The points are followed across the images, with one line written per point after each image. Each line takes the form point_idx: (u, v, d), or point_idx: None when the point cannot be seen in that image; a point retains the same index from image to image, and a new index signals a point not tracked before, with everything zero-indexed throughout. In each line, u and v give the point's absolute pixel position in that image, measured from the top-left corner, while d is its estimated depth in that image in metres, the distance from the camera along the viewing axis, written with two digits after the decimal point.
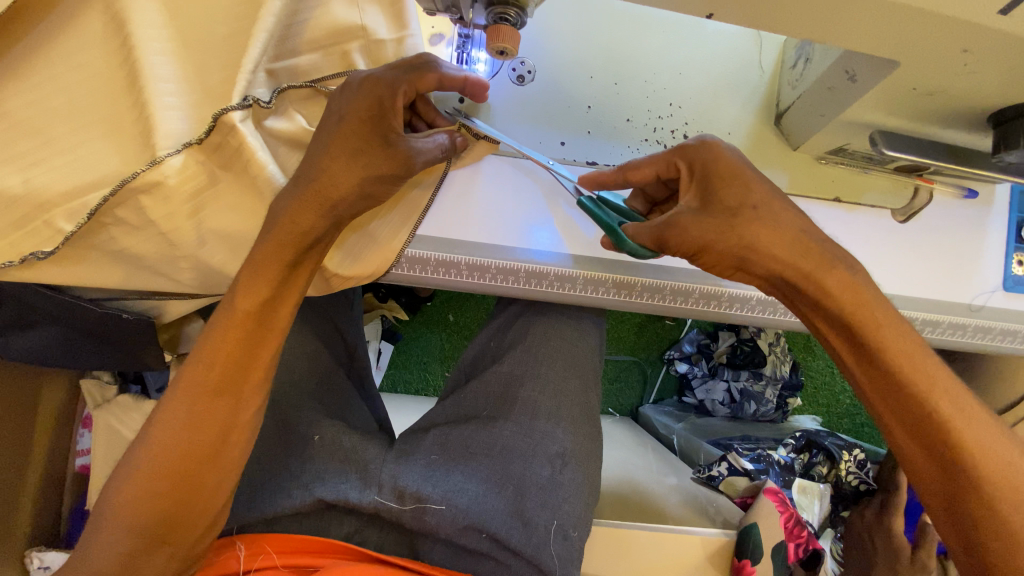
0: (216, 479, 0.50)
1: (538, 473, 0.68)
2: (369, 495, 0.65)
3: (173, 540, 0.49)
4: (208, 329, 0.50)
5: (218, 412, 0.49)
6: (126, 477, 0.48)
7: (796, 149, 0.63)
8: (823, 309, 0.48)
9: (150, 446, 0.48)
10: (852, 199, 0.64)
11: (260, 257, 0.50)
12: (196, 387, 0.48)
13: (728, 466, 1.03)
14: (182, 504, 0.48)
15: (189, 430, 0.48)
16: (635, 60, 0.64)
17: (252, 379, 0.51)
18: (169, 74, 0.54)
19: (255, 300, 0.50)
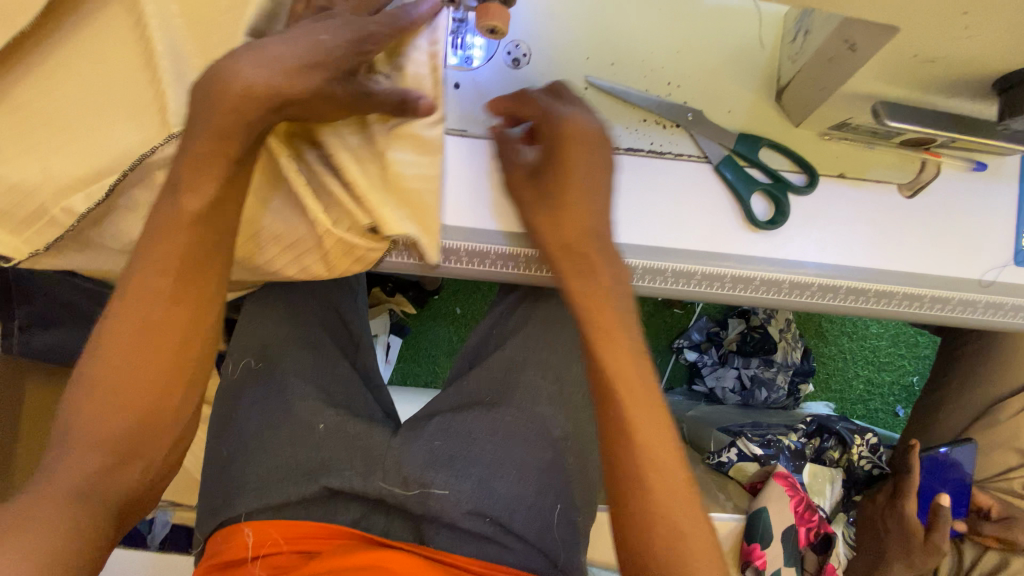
0: (185, 388, 0.47)
1: (541, 459, 0.68)
2: (373, 481, 0.66)
3: (144, 449, 0.46)
4: (150, 230, 0.45)
5: (178, 315, 0.46)
6: (82, 388, 0.44)
7: (797, 126, 0.62)
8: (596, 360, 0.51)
9: (105, 357, 0.44)
10: (857, 175, 0.63)
11: (202, 150, 0.45)
12: (149, 294, 0.45)
13: (738, 451, 1.04)
14: (151, 412, 0.46)
15: (148, 338, 0.45)
16: (632, 40, 0.63)
17: (208, 277, 0.47)
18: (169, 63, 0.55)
19: (200, 197, 0.45)
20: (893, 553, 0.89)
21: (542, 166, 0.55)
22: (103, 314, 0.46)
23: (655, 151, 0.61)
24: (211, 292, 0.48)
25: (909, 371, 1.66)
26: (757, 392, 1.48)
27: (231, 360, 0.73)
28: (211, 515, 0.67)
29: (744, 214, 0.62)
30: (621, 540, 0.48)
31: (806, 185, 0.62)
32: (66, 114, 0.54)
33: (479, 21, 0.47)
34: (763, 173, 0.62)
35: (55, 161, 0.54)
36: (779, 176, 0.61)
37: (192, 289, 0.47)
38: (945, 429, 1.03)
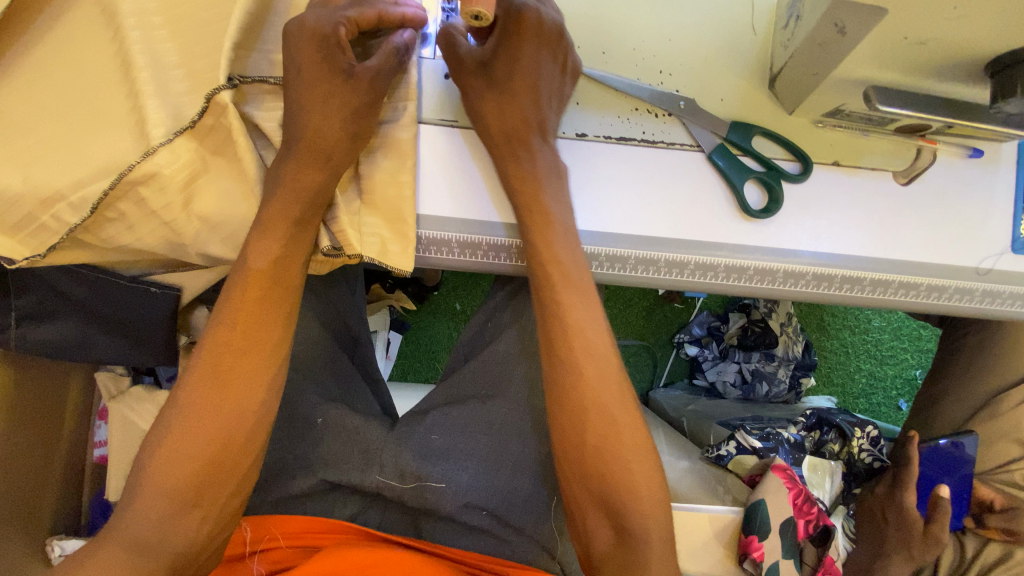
0: (246, 441, 0.53)
1: (537, 451, 0.68)
2: (371, 474, 0.66)
3: (205, 500, 0.51)
4: (225, 297, 0.55)
5: (241, 371, 0.53)
6: (158, 441, 0.51)
7: (791, 113, 0.62)
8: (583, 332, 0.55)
9: (181, 413, 0.52)
10: (851, 163, 0.62)
11: (269, 218, 0.56)
12: (219, 354, 0.53)
13: (737, 444, 1.04)
14: (215, 461, 0.51)
15: (216, 394, 0.52)
16: (624, 28, 0.62)
17: (270, 338, 0.55)
18: (158, 64, 0.55)
19: (266, 260, 0.55)
20: (892, 545, 0.89)
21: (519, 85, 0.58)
22: (181, 375, 0.53)
23: (648, 140, 0.61)
24: (269, 348, 0.55)
25: (912, 364, 1.65)
26: (758, 387, 1.48)
27: None
28: None
29: (737, 202, 0.61)
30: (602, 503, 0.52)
31: (800, 173, 0.62)
32: (61, 118, 0.55)
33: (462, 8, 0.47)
34: (755, 161, 0.62)
35: (48, 163, 0.55)
36: (771, 164, 0.61)
37: (257, 348, 0.54)
38: (945, 420, 1.02)
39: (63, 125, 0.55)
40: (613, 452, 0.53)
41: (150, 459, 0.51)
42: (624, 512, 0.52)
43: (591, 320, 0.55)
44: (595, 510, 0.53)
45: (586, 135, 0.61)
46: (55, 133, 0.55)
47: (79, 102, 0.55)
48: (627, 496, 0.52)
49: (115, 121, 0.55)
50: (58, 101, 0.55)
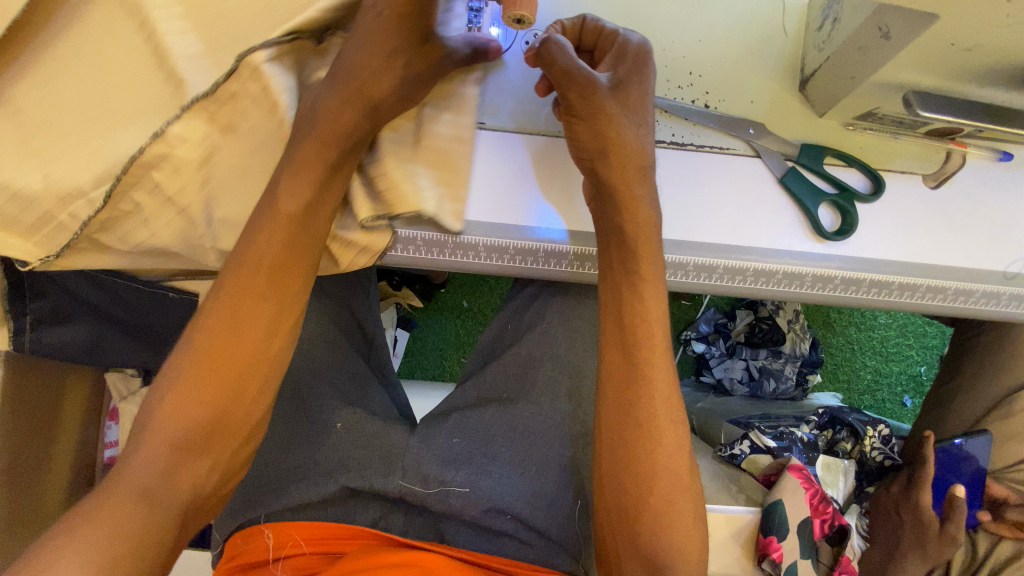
0: (261, 379, 0.52)
1: (560, 454, 0.68)
2: (392, 479, 0.65)
3: (215, 443, 0.50)
4: (253, 231, 0.53)
5: (262, 311, 0.52)
6: (174, 378, 0.49)
7: (822, 116, 0.61)
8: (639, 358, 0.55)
9: (197, 344, 0.50)
10: (884, 166, 0.62)
11: (301, 156, 0.53)
12: (244, 289, 0.51)
13: (751, 444, 1.04)
14: (229, 399, 0.50)
15: (237, 329, 0.51)
16: (654, 28, 0.61)
17: (297, 276, 0.54)
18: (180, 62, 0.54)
19: (297, 201, 0.53)
20: (908, 544, 0.90)
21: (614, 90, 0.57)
22: (200, 306, 0.52)
23: (676, 143, 0.60)
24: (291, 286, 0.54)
25: (917, 361, 1.65)
26: (766, 384, 1.47)
27: None
28: (232, 515, 0.67)
29: (810, 223, 0.60)
30: (636, 530, 0.53)
31: (872, 192, 0.61)
32: (79, 116, 0.53)
33: (504, 11, 0.46)
34: (829, 183, 0.61)
35: (68, 163, 0.53)
36: (845, 185, 0.60)
37: (280, 288, 0.53)
38: (957, 418, 1.02)
39: (81, 122, 0.53)
40: (649, 474, 0.53)
41: (164, 396, 0.49)
42: (654, 517, 0.52)
43: (639, 341, 0.55)
44: (627, 515, 0.53)
45: None
46: (74, 131, 0.53)
47: (96, 100, 0.53)
48: (659, 518, 0.52)
49: (135, 120, 0.54)
50: (74, 99, 0.53)
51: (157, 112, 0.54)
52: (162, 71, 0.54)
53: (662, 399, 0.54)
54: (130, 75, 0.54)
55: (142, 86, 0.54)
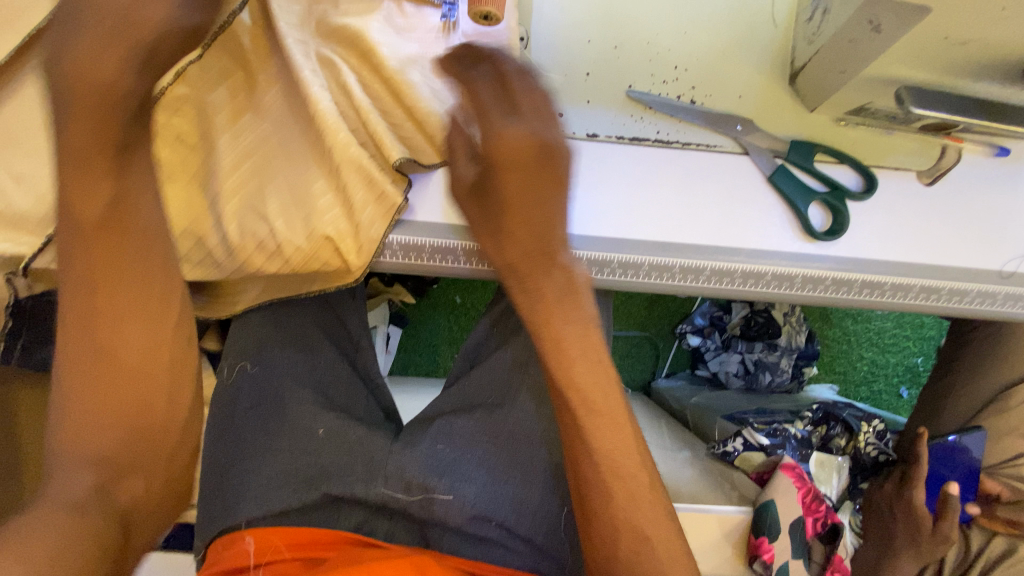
0: (167, 364, 0.51)
1: (547, 460, 0.67)
2: (375, 487, 0.64)
3: (140, 469, 0.50)
4: (67, 249, 0.47)
5: (139, 289, 0.48)
6: (58, 414, 0.48)
7: (812, 111, 0.59)
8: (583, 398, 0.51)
9: (66, 393, 0.47)
10: (875, 162, 0.59)
11: (78, 149, 0.44)
12: (92, 274, 0.47)
13: (744, 441, 1.03)
14: (140, 400, 0.49)
15: (122, 326, 0.48)
16: (637, 21, 0.59)
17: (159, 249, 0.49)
18: None
19: (95, 204, 0.46)
20: (902, 543, 0.89)
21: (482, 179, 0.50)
22: (51, 387, 0.48)
23: (663, 140, 0.58)
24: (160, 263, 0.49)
25: (914, 352, 1.64)
26: (761, 377, 1.46)
27: (227, 364, 0.71)
28: (212, 523, 0.65)
29: (800, 222, 0.58)
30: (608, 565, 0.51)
31: (863, 191, 0.59)
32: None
33: None
34: (820, 182, 0.59)
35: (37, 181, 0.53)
36: (837, 184, 0.58)
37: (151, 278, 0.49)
38: (952, 415, 1.01)
39: None
40: (609, 509, 0.51)
41: (62, 427, 0.48)
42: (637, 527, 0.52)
43: None
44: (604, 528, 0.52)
45: (597, 135, 0.58)
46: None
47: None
48: (632, 551, 0.50)
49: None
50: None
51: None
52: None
53: (614, 432, 0.51)
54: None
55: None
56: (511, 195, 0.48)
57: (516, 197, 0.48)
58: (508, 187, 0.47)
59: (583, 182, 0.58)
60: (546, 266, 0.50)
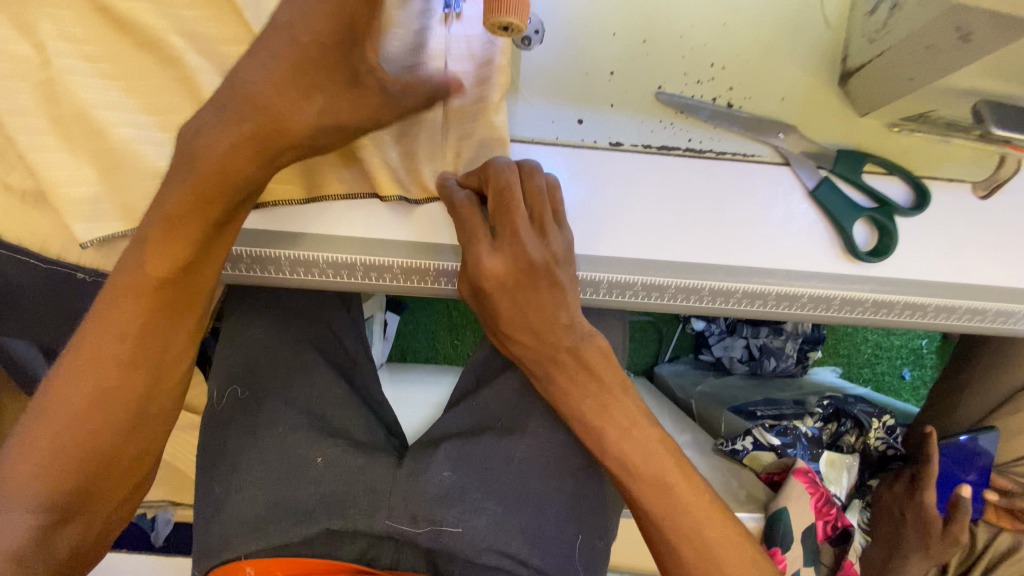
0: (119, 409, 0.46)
1: (561, 488, 0.63)
2: (379, 519, 0.60)
3: (100, 483, 0.46)
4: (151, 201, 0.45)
5: (123, 306, 0.45)
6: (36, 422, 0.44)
7: (863, 116, 0.53)
8: (630, 475, 0.50)
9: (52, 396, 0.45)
10: (925, 172, 0.54)
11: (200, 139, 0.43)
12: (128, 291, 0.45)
13: (754, 440, 1.00)
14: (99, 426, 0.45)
15: (92, 359, 0.45)
16: (671, 12, 0.53)
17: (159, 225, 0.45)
18: (114, 96, 0.49)
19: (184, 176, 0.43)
20: (909, 544, 0.88)
21: (509, 282, 0.47)
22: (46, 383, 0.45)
23: (695, 150, 0.53)
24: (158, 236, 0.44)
25: (921, 334, 1.61)
26: (766, 362, 1.41)
27: (217, 388, 0.67)
28: (207, 554, 0.62)
29: (843, 242, 0.53)
30: None
31: (912, 207, 0.53)
32: (28, 153, 0.49)
33: (488, 17, 0.37)
34: (866, 196, 0.53)
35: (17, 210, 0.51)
36: (885, 199, 0.52)
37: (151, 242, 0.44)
38: (964, 414, 0.98)
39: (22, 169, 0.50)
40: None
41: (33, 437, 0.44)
42: (693, 526, 0.48)
43: None
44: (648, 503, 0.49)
45: (621, 145, 0.52)
46: (34, 172, 0.50)
47: (49, 133, 0.49)
48: None
49: (94, 153, 0.50)
50: (25, 134, 0.49)
51: (117, 148, 0.50)
52: (122, 105, 0.50)
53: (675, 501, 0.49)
54: (77, 105, 0.49)
55: (93, 118, 0.49)
56: (516, 319, 0.49)
57: (521, 320, 0.49)
58: (512, 316, 0.48)
59: (603, 196, 0.51)
60: (559, 361, 0.50)
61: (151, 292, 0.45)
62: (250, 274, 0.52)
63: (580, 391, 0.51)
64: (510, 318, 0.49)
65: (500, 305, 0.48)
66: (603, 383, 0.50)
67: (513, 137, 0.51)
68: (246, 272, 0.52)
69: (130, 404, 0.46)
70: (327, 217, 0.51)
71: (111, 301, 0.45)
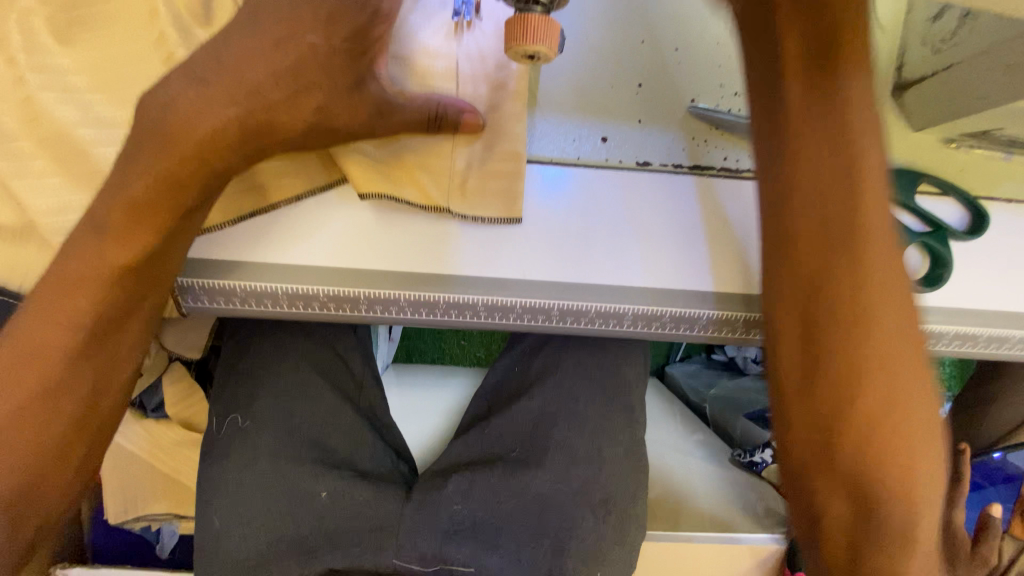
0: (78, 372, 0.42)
1: (579, 527, 0.58)
2: (384, 557, 0.57)
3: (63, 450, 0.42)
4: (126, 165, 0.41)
5: (88, 247, 0.41)
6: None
7: (919, 129, 0.49)
8: (821, 398, 0.39)
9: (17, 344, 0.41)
10: (988, 193, 0.48)
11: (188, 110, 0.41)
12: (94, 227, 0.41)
13: (773, 452, 0.97)
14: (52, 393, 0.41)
15: (56, 313, 0.41)
16: (698, 23, 0.52)
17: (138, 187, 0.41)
18: (86, 111, 0.45)
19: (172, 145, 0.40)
20: None
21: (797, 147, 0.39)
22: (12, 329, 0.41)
23: (730, 168, 0.49)
24: (130, 198, 0.41)
25: None
26: None
27: (213, 417, 0.63)
28: None
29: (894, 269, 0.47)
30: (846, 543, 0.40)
31: (966, 231, 0.48)
32: (4, 179, 0.45)
33: (513, 45, 0.36)
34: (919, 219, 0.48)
35: None
36: (942, 222, 0.47)
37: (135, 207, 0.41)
38: None
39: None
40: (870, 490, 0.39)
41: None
42: (891, 453, 0.39)
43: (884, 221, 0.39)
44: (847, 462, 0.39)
45: (650, 165, 0.48)
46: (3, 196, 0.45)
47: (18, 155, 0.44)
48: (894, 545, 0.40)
49: (70, 173, 0.44)
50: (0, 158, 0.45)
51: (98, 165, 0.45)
52: (95, 122, 0.45)
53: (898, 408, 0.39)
54: (55, 125, 0.44)
55: (71, 138, 0.44)
56: (819, 196, 0.39)
57: (817, 181, 0.39)
58: (825, 199, 0.38)
59: (630, 220, 0.47)
60: (826, 274, 0.39)
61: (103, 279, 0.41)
62: (242, 308, 0.47)
63: (847, 335, 0.38)
64: (769, 172, 0.41)
65: (811, 183, 0.39)
66: (901, 300, 0.39)
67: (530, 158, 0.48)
68: (238, 305, 0.47)
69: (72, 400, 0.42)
70: (330, 247, 0.47)
71: (63, 288, 0.41)
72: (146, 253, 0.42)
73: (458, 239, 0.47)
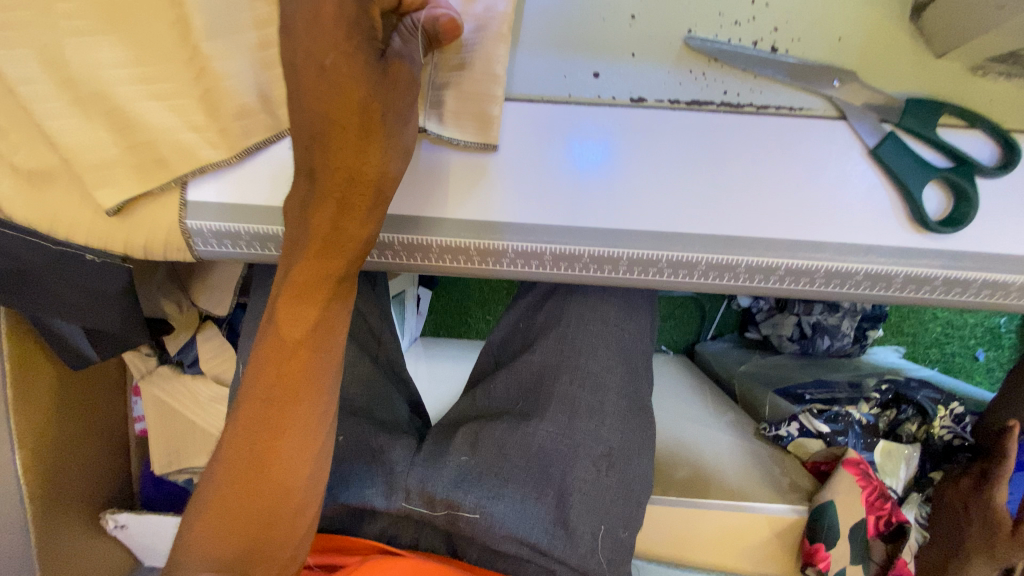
0: (309, 371, 0.46)
1: (582, 477, 0.59)
2: (396, 501, 0.59)
3: (286, 435, 0.46)
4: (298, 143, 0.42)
5: (294, 233, 0.44)
6: (255, 370, 0.46)
7: (939, 57, 0.45)
8: None
9: (275, 336, 0.46)
10: (1021, 127, 0.45)
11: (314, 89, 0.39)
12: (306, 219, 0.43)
13: (800, 426, 0.93)
14: (291, 391, 0.46)
15: (301, 313, 0.45)
16: None
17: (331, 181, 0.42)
18: (84, 45, 0.45)
19: (324, 149, 0.41)
20: (974, 547, 0.77)
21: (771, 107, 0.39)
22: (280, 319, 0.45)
23: (731, 103, 0.46)
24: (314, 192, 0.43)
25: None
26: (817, 342, 1.19)
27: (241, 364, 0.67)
28: None
29: (910, 210, 0.45)
30: None
31: (997, 166, 0.45)
32: (28, 114, 0.46)
33: None
34: (942, 154, 0.45)
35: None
36: (965, 157, 0.44)
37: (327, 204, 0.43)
38: None
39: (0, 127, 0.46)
40: None
41: (254, 368, 0.46)
42: None
43: None
44: None
45: (645, 100, 0.47)
46: (19, 132, 0.46)
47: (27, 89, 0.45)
48: None
49: (88, 117, 0.46)
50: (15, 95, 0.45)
51: (112, 104, 0.45)
52: (94, 59, 0.45)
53: None
54: (68, 73, 0.45)
55: (83, 83, 0.45)
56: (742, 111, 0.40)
57: None
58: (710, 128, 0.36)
59: (621, 164, 0.46)
60: None
61: (318, 287, 0.45)
62: (250, 250, 0.50)
63: None
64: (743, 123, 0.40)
65: None
66: None
67: (510, 96, 0.48)
68: (246, 249, 0.49)
69: (258, 412, 0.46)
70: None
71: (306, 284, 0.45)
72: (329, 243, 0.44)
73: (454, 167, 0.48)
